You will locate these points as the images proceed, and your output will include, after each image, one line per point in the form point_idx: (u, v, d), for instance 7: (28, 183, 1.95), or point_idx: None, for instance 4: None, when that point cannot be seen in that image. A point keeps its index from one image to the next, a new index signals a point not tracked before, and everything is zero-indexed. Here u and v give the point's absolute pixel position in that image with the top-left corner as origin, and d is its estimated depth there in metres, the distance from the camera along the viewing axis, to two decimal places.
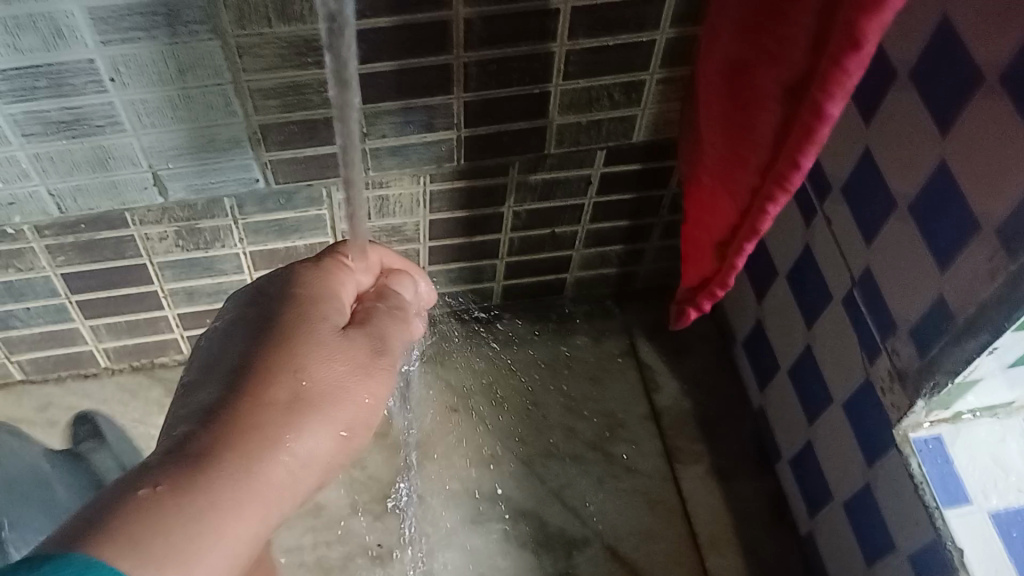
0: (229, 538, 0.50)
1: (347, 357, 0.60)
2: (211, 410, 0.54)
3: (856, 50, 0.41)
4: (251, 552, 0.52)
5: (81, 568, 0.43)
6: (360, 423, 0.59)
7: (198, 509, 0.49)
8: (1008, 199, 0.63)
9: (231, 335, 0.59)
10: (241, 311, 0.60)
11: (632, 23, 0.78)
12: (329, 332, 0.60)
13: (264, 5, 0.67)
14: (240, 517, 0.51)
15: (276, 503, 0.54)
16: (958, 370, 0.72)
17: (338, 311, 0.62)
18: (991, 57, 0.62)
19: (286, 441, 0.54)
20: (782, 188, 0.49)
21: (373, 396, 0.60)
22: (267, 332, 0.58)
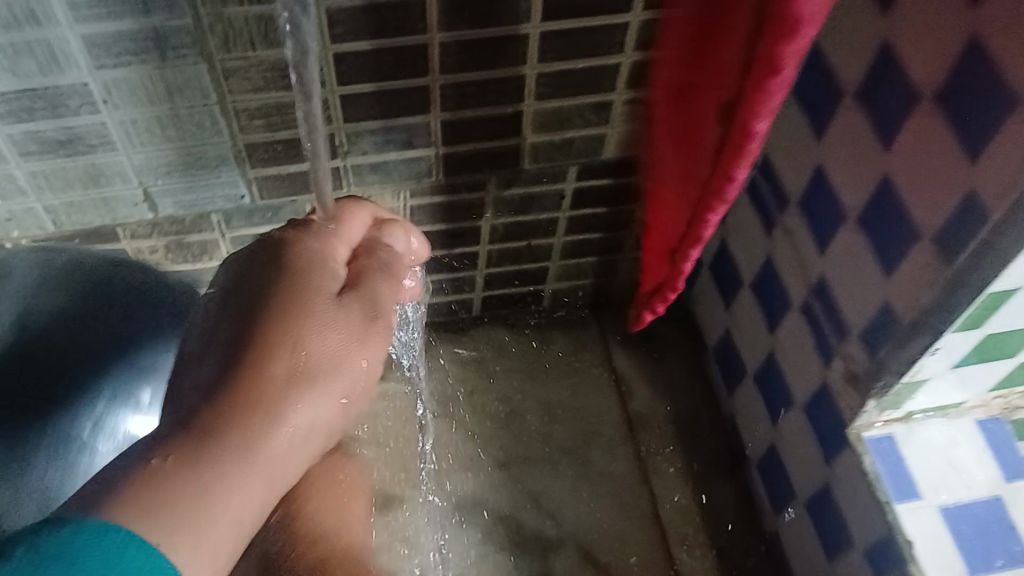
0: (233, 510, 0.54)
1: (343, 325, 0.61)
2: (212, 386, 0.56)
3: (776, 75, 0.46)
4: (256, 518, 0.56)
5: (94, 533, 0.49)
6: (358, 387, 0.62)
7: (204, 484, 0.53)
8: (940, 210, 0.68)
9: (228, 305, 0.61)
10: (238, 281, 0.62)
11: (598, 47, 0.83)
12: (325, 302, 0.61)
13: (248, 30, 0.72)
14: (247, 489, 0.54)
15: (279, 474, 0.57)
16: (904, 369, 0.77)
17: (332, 277, 0.64)
18: (924, 78, 0.67)
19: (291, 414, 0.57)
20: (721, 197, 0.54)
21: (369, 359, 0.63)
22: (265, 303, 0.60)
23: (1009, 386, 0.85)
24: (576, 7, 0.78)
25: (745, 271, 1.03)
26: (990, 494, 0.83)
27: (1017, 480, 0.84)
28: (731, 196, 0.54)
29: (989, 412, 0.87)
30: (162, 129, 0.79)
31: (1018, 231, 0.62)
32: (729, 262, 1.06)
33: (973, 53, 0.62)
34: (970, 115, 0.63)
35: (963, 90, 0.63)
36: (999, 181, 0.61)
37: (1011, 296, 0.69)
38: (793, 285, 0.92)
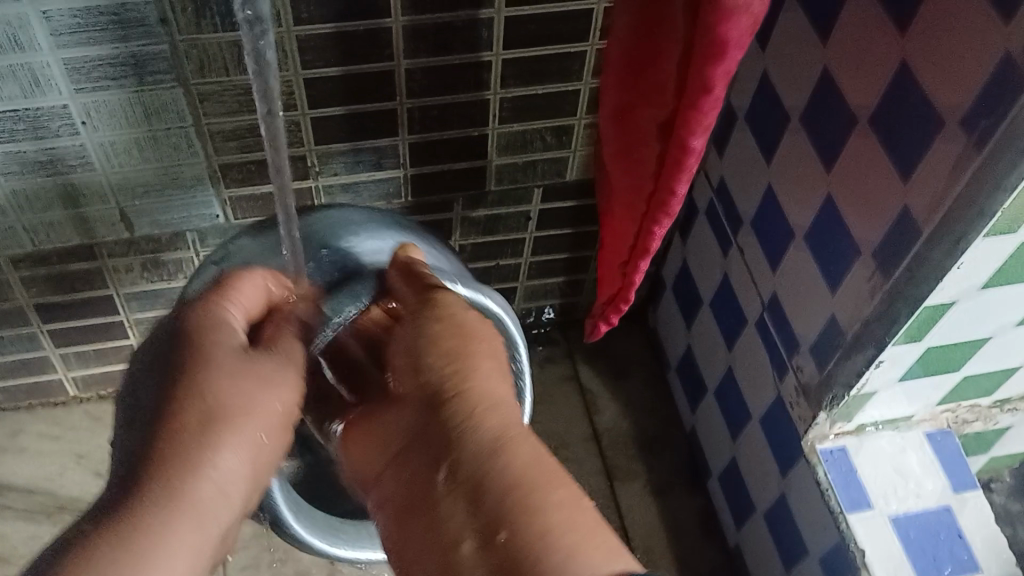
0: (167, 561, 0.56)
1: (249, 374, 0.63)
2: (135, 452, 0.60)
3: (708, 94, 0.50)
4: (198, 565, 0.58)
5: None
6: (276, 429, 0.64)
7: (131, 541, 0.55)
8: (878, 226, 0.71)
9: (148, 376, 0.64)
10: (153, 348, 0.65)
11: (559, 74, 0.87)
12: (227, 355, 0.63)
13: (222, 56, 0.75)
14: (174, 540, 0.57)
15: (209, 518, 0.59)
16: (851, 383, 0.80)
17: (238, 332, 0.65)
18: (861, 102, 0.71)
19: (204, 463, 0.59)
20: (665, 210, 0.58)
21: (284, 403, 0.64)
22: (170, 364, 0.62)
23: (954, 398, 0.89)
24: (536, 35, 0.82)
25: (705, 289, 1.07)
26: (939, 504, 0.86)
27: (965, 491, 0.86)
28: (675, 209, 0.58)
29: (937, 425, 0.90)
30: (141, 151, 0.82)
31: (946, 245, 0.65)
32: (690, 281, 1.10)
33: (902, 77, 0.66)
34: (901, 135, 0.67)
35: (894, 112, 0.67)
36: (928, 197, 0.65)
37: (948, 309, 0.72)
38: (747, 301, 0.96)
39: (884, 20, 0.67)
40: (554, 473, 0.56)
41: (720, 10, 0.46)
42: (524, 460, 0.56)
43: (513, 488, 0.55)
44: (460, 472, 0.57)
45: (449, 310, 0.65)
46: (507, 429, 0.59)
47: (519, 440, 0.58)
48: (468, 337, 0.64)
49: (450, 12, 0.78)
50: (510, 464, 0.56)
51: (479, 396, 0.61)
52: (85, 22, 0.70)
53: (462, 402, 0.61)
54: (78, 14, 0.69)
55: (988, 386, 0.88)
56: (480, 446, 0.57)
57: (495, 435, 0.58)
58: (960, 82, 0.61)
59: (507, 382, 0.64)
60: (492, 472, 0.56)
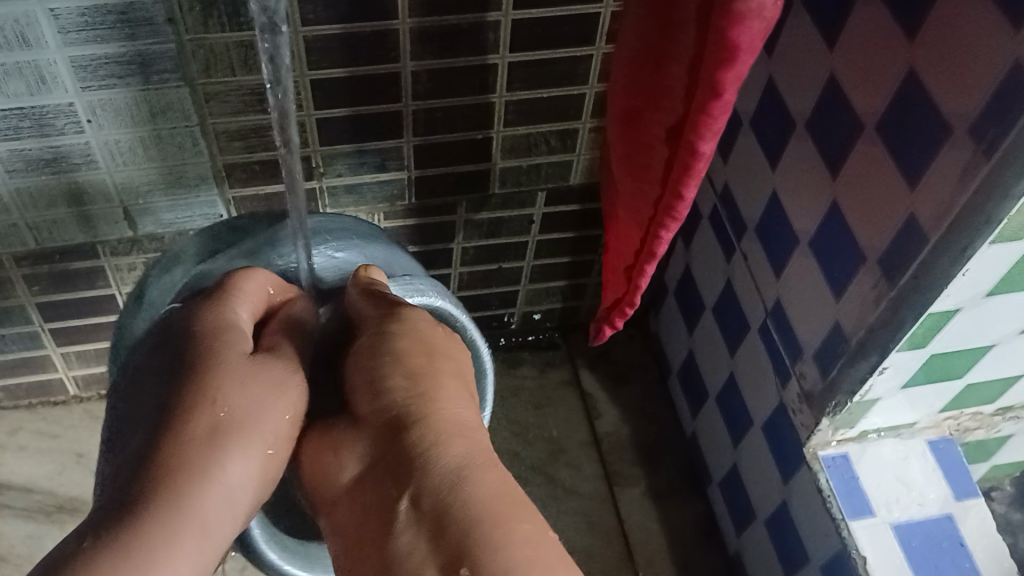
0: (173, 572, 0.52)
1: (265, 380, 0.61)
2: (143, 452, 0.56)
3: (719, 98, 0.50)
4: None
5: None
6: (284, 439, 0.61)
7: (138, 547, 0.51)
8: (883, 233, 0.71)
9: (146, 380, 0.61)
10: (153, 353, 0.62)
11: (564, 77, 0.87)
12: (240, 360, 0.61)
13: (229, 55, 0.75)
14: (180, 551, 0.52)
15: (216, 531, 0.55)
16: (855, 389, 0.80)
17: (246, 335, 0.64)
18: (867, 109, 0.71)
19: (215, 471, 0.56)
20: (672, 215, 0.58)
21: (292, 411, 0.62)
22: (182, 368, 0.60)
23: (957, 406, 0.89)
24: (543, 39, 0.82)
25: (707, 294, 1.07)
26: (941, 512, 0.86)
27: (968, 499, 0.86)
28: (682, 214, 0.58)
29: (939, 432, 0.90)
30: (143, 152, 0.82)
31: (952, 252, 0.65)
32: (693, 286, 1.10)
33: (909, 85, 0.66)
34: (907, 142, 0.67)
35: (900, 119, 0.67)
36: (935, 205, 0.65)
37: (953, 316, 0.72)
38: (751, 308, 0.96)
39: (892, 27, 0.67)
40: (516, 506, 0.51)
41: (732, 14, 0.46)
42: (486, 493, 0.51)
43: (463, 520, 0.50)
44: (419, 505, 0.52)
45: (412, 326, 0.63)
46: (473, 458, 0.54)
47: (484, 469, 0.53)
48: (430, 353, 0.61)
49: (457, 14, 0.78)
50: (473, 492, 0.51)
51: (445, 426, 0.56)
52: (92, 20, 0.70)
53: (426, 430, 0.55)
54: (85, 11, 0.69)
55: (991, 394, 0.88)
56: (438, 481, 0.52)
57: (457, 465, 0.53)
58: (968, 89, 0.61)
59: (471, 401, 0.61)
60: (451, 500, 0.51)
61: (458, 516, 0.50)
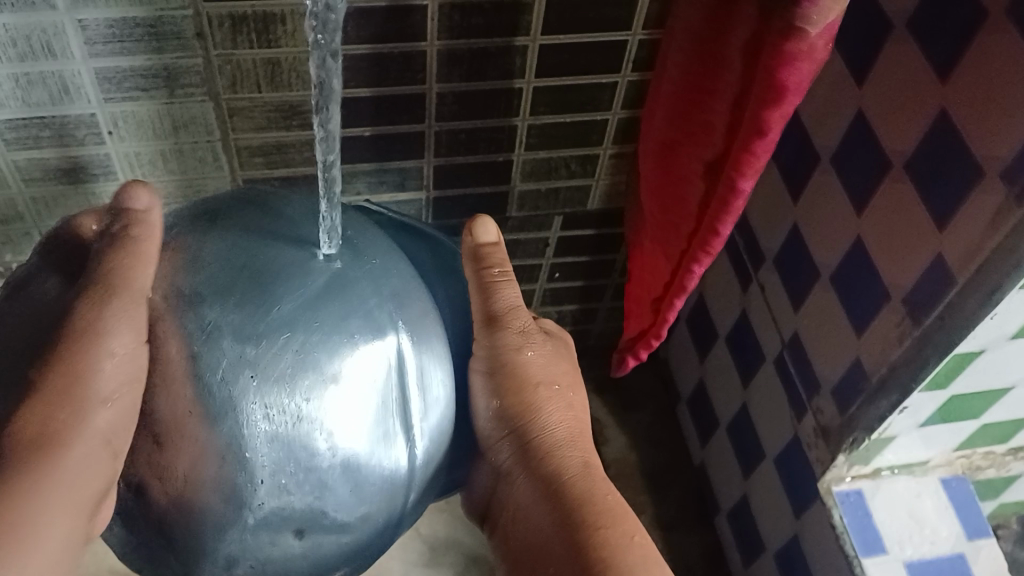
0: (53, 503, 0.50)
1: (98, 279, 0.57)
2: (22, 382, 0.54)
3: (762, 136, 0.50)
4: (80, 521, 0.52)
5: None
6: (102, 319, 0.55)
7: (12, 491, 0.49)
8: (910, 272, 0.71)
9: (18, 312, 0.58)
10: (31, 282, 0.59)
11: (588, 104, 0.87)
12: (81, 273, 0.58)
13: (256, 72, 0.75)
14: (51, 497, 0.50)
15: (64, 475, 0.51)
16: (873, 426, 0.80)
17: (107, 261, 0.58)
18: (897, 146, 0.71)
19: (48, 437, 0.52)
20: (705, 250, 0.58)
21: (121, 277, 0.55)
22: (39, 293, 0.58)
23: (970, 444, 0.88)
24: (569, 65, 0.82)
25: (720, 324, 1.06)
26: (953, 551, 0.86)
27: (978, 538, 0.86)
28: (716, 249, 0.57)
29: (952, 471, 0.90)
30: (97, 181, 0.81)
31: (980, 295, 0.65)
32: (705, 315, 1.10)
33: (941, 125, 0.66)
34: (937, 182, 0.67)
35: (930, 158, 0.67)
36: (964, 247, 0.65)
37: (976, 358, 0.72)
38: (766, 340, 0.95)
39: (924, 66, 0.67)
40: (619, 515, 0.63)
41: (784, 54, 0.46)
42: (596, 499, 0.63)
43: (578, 524, 0.62)
44: (544, 505, 0.64)
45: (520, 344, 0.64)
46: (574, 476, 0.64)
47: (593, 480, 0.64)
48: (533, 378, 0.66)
49: (486, 37, 0.77)
50: (588, 503, 0.63)
51: (557, 441, 0.66)
52: (120, 32, 0.69)
53: (537, 445, 0.65)
54: (114, 24, 0.69)
55: (1003, 434, 0.88)
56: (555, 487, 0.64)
57: (569, 474, 0.64)
58: (1000, 133, 0.61)
59: (562, 414, 0.67)
60: (571, 521, 0.62)
61: (574, 526, 0.62)
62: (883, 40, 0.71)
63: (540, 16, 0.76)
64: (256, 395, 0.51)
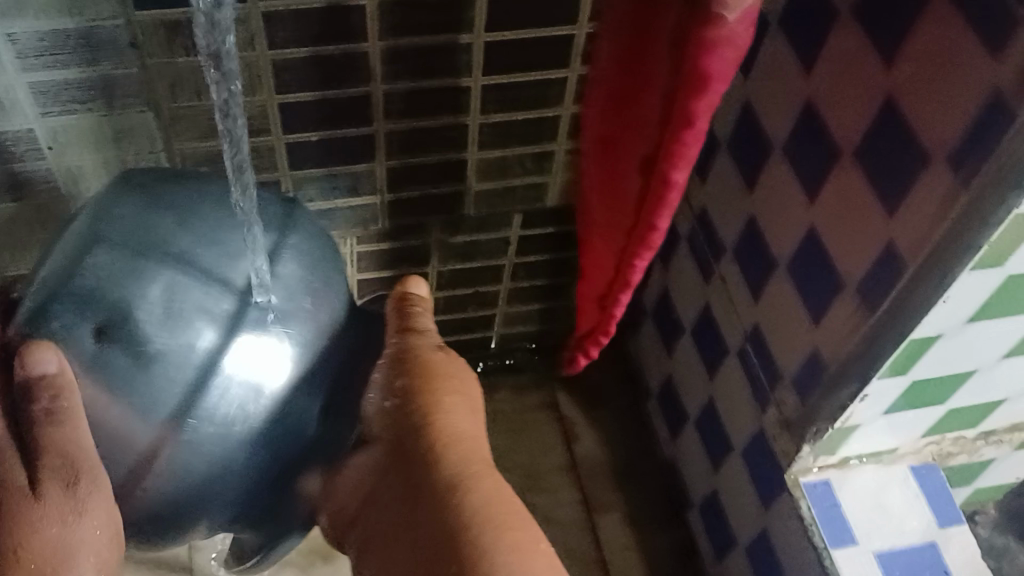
0: None
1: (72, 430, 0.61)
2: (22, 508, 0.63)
3: (690, 126, 0.49)
4: None
5: None
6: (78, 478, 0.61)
7: None
8: (862, 260, 0.70)
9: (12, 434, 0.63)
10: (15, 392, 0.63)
11: (539, 101, 0.86)
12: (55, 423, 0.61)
13: (195, 78, 0.74)
14: None
15: None
16: (834, 417, 0.79)
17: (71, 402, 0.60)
18: (846, 133, 0.70)
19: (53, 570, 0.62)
20: (645, 245, 0.57)
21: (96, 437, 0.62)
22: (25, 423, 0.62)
23: (938, 431, 0.87)
24: (517, 61, 0.81)
25: (685, 318, 1.06)
26: (924, 541, 0.85)
27: (949, 526, 0.86)
28: (656, 243, 0.57)
29: (921, 458, 0.89)
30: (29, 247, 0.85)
31: (931, 281, 0.64)
32: (671, 309, 1.09)
33: (887, 110, 0.65)
34: (884, 168, 0.66)
35: (878, 143, 0.66)
36: (914, 234, 0.64)
37: (933, 343, 0.71)
38: (728, 332, 0.95)
39: (868, 51, 0.66)
40: (510, 519, 0.58)
41: (705, 42, 0.45)
42: (485, 494, 0.59)
43: (463, 524, 0.58)
44: (425, 502, 0.61)
45: (418, 348, 0.70)
46: (471, 466, 0.61)
47: (482, 478, 0.60)
48: (428, 374, 0.68)
49: (430, 35, 0.76)
50: (468, 500, 0.59)
51: (452, 437, 0.63)
52: (52, 44, 0.68)
53: (427, 442, 0.63)
54: (45, 35, 0.67)
55: (972, 419, 0.87)
56: (440, 482, 0.60)
57: (462, 469, 0.61)
58: (945, 116, 0.60)
59: (467, 416, 0.67)
60: (445, 518, 0.58)
61: (445, 521, 0.58)
62: (828, 26, 0.70)
63: (483, 12, 0.75)
64: (178, 234, 0.62)
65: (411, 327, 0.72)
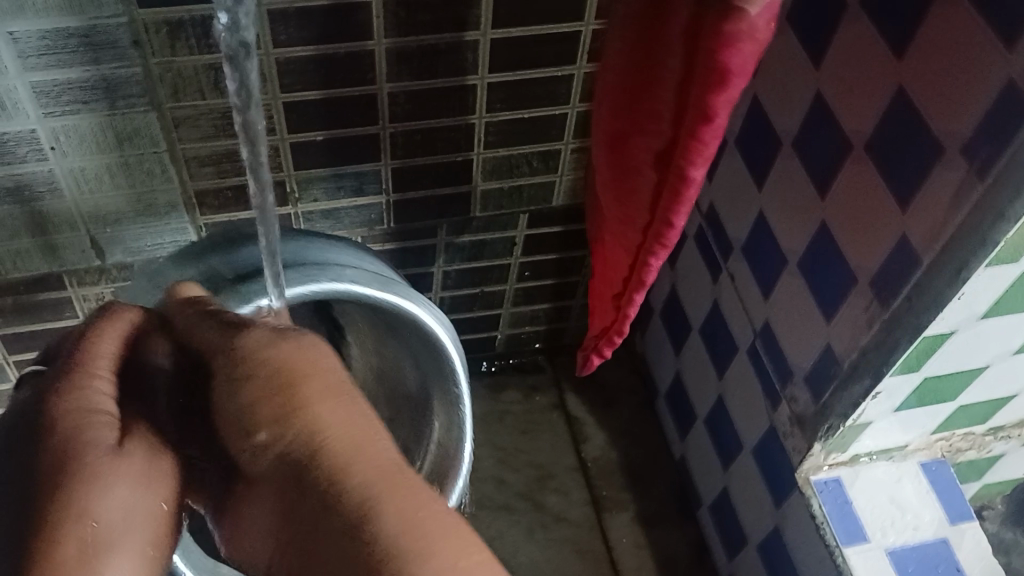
0: None
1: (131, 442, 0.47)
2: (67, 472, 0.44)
3: (710, 122, 0.48)
4: None
5: None
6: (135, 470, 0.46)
7: None
8: (876, 254, 0.69)
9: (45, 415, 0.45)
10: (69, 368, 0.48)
11: (546, 99, 0.85)
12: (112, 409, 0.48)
13: (198, 78, 0.73)
14: None
15: None
16: (848, 413, 0.78)
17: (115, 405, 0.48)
18: (857, 128, 0.69)
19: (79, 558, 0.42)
20: (661, 242, 0.56)
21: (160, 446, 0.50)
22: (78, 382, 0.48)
23: (949, 427, 0.87)
24: (522, 59, 0.80)
25: (693, 315, 1.05)
26: (937, 536, 0.84)
27: (962, 522, 0.85)
28: (672, 241, 0.56)
29: (931, 454, 0.88)
30: (34, 253, 0.83)
31: (947, 275, 0.64)
32: (678, 307, 1.08)
33: (900, 103, 0.64)
34: (898, 163, 0.66)
35: (891, 137, 0.66)
36: (928, 226, 0.64)
37: (947, 339, 0.70)
38: (738, 329, 0.94)
39: (879, 44, 0.65)
40: (438, 519, 0.43)
41: (724, 35, 0.44)
42: (393, 485, 0.45)
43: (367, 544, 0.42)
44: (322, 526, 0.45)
45: (218, 344, 0.51)
46: (369, 469, 0.45)
47: (390, 496, 0.44)
48: (288, 386, 0.48)
49: (434, 34, 0.75)
50: (352, 490, 0.44)
51: (347, 461, 0.46)
52: (54, 43, 0.67)
53: (313, 477, 0.46)
54: (46, 35, 0.66)
55: (982, 415, 0.87)
56: (350, 512, 0.43)
57: (365, 494, 0.44)
58: (960, 108, 0.59)
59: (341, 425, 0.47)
60: (367, 546, 0.42)
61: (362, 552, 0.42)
62: (837, 20, 0.69)
63: (488, 9, 0.75)
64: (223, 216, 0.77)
65: (195, 325, 0.52)
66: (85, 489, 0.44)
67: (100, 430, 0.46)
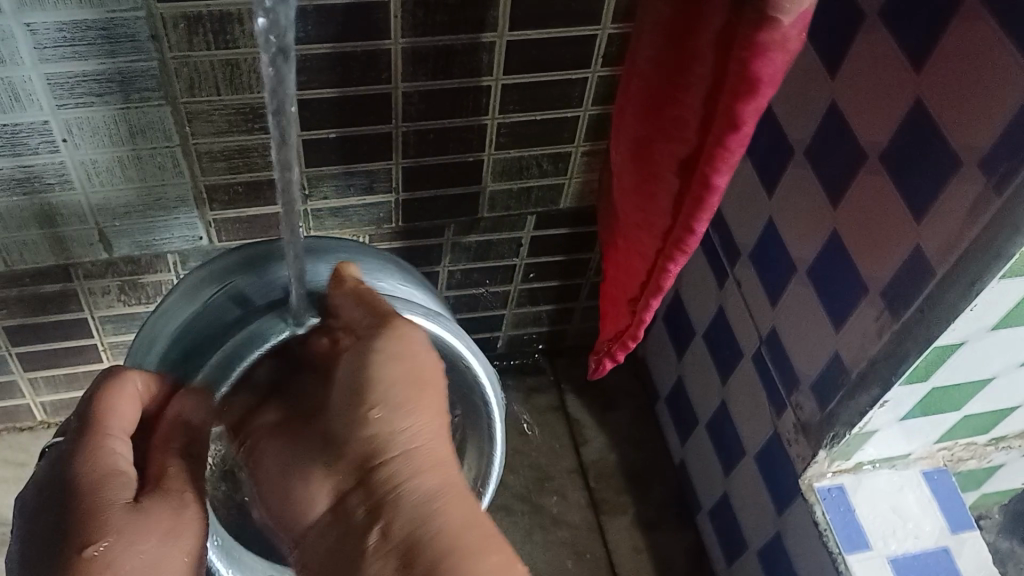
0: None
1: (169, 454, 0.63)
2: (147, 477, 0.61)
3: (737, 131, 0.48)
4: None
5: None
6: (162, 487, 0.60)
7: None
8: (888, 264, 0.70)
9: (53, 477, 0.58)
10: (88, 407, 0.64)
11: (558, 101, 0.85)
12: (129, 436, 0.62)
13: (213, 73, 0.73)
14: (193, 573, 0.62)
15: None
16: (854, 421, 0.79)
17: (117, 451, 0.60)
18: (873, 139, 0.70)
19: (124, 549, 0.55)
20: (681, 248, 0.56)
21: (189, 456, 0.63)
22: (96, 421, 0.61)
23: (951, 437, 0.87)
24: (537, 61, 0.80)
25: (697, 321, 1.05)
26: (937, 545, 0.84)
27: (962, 531, 0.85)
28: (692, 247, 0.56)
29: (933, 463, 0.89)
30: (41, 244, 0.83)
31: (960, 286, 0.64)
32: (682, 311, 1.09)
33: (917, 115, 0.64)
34: (913, 175, 0.66)
35: (907, 149, 0.66)
36: (943, 238, 0.64)
37: (956, 350, 0.71)
38: (743, 335, 0.94)
39: (897, 56, 0.65)
40: (486, 539, 0.54)
41: (756, 44, 0.44)
42: (457, 520, 0.54)
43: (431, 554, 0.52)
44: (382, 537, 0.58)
45: (406, 345, 0.61)
46: (444, 492, 0.56)
47: (452, 503, 0.55)
48: (417, 383, 0.60)
49: (451, 34, 0.75)
50: (440, 529, 0.54)
51: (435, 510, 0.55)
52: (71, 35, 0.67)
53: (398, 474, 0.57)
54: (64, 27, 0.66)
55: (985, 425, 0.87)
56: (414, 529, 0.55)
57: (424, 506, 0.55)
58: (980, 122, 0.59)
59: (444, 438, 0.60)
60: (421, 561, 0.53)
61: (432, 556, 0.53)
62: (855, 31, 0.69)
63: (506, 11, 0.75)
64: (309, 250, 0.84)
65: (399, 326, 0.62)
66: (115, 545, 0.55)
67: (113, 492, 0.57)
